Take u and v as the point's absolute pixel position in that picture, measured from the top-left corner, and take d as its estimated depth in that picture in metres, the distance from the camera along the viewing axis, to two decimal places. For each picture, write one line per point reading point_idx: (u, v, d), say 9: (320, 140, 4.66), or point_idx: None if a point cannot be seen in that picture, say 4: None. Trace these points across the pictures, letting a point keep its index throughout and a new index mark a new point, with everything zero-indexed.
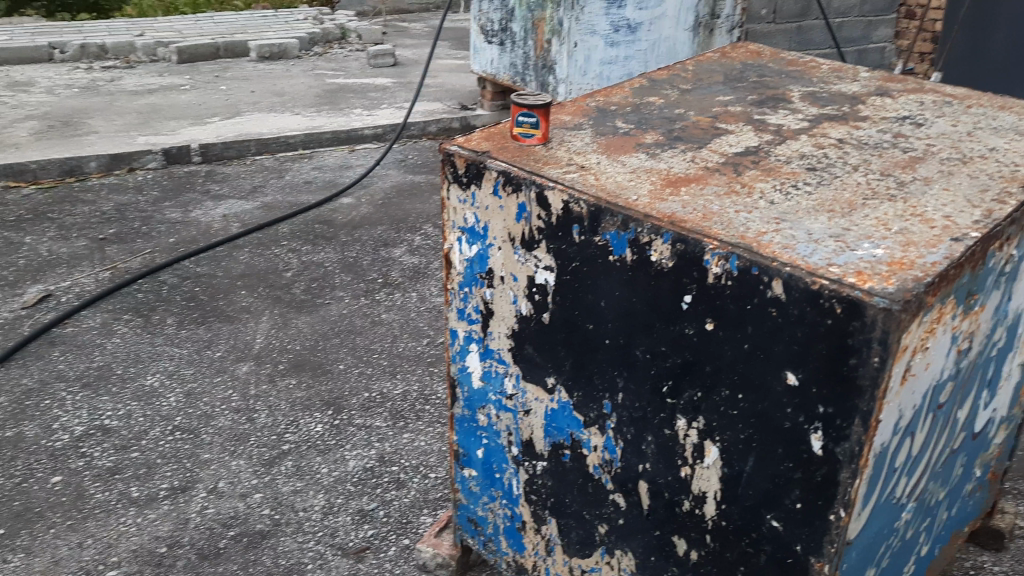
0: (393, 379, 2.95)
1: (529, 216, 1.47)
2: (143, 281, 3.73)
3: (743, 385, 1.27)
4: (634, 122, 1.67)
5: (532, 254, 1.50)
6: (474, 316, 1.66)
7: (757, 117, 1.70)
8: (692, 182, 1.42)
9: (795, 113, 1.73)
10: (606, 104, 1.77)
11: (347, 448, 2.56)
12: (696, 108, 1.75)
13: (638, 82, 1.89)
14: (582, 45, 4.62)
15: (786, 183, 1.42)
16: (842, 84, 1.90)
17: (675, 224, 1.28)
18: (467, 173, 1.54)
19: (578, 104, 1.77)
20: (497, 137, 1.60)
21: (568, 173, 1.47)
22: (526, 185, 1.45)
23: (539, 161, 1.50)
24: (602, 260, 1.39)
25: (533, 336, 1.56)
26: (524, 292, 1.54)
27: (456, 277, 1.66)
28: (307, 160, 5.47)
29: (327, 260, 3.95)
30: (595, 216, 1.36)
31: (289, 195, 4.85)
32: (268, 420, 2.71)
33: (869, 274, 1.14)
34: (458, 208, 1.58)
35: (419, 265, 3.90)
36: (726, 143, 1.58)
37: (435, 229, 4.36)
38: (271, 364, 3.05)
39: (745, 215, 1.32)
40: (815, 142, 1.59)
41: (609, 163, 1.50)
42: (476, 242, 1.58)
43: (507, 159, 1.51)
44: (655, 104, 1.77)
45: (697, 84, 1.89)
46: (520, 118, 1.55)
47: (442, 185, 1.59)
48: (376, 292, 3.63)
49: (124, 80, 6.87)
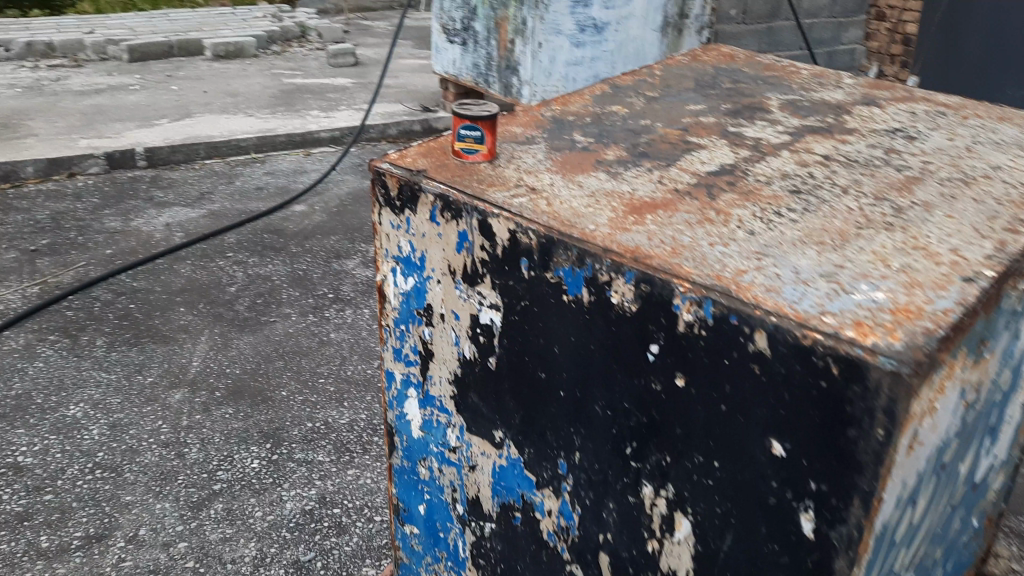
0: (339, 408, 2.72)
1: (471, 247, 1.26)
2: (74, 298, 3.47)
3: (719, 452, 1.07)
4: (594, 135, 1.47)
5: (475, 290, 1.29)
6: (411, 357, 1.45)
7: (731, 130, 1.51)
8: (659, 208, 1.22)
9: (774, 126, 1.53)
10: (563, 114, 1.57)
11: (284, 487, 2.34)
12: (663, 119, 1.55)
13: (599, 89, 1.69)
14: (547, 45, 4.41)
15: (767, 209, 1.22)
16: (824, 92, 1.71)
17: (639, 261, 1.08)
18: (400, 196, 1.32)
19: (531, 114, 1.56)
20: (437, 153, 1.38)
21: (515, 196, 1.26)
22: (466, 210, 1.24)
23: (482, 182, 1.29)
24: (554, 299, 1.18)
25: (478, 382, 1.36)
26: (467, 333, 1.34)
27: (391, 313, 1.44)
28: (259, 164, 5.21)
29: (275, 273, 3.71)
30: (546, 249, 1.16)
31: (238, 202, 4.60)
32: (199, 456, 2.48)
33: (871, 325, 0.94)
34: (391, 235, 1.37)
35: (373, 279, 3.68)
36: (697, 160, 1.39)
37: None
38: (207, 391, 2.81)
39: (720, 249, 1.12)
40: (797, 159, 1.40)
41: (564, 185, 1.29)
42: (412, 274, 1.37)
43: (446, 179, 1.30)
44: (617, 114, 1.57)
45: (666, 91, 1.70)
46: (462, 131, 1.34)
47: (372, 208, 1.37)
48: (325, 309, 3.40)
49: (70, 79, 6.55)
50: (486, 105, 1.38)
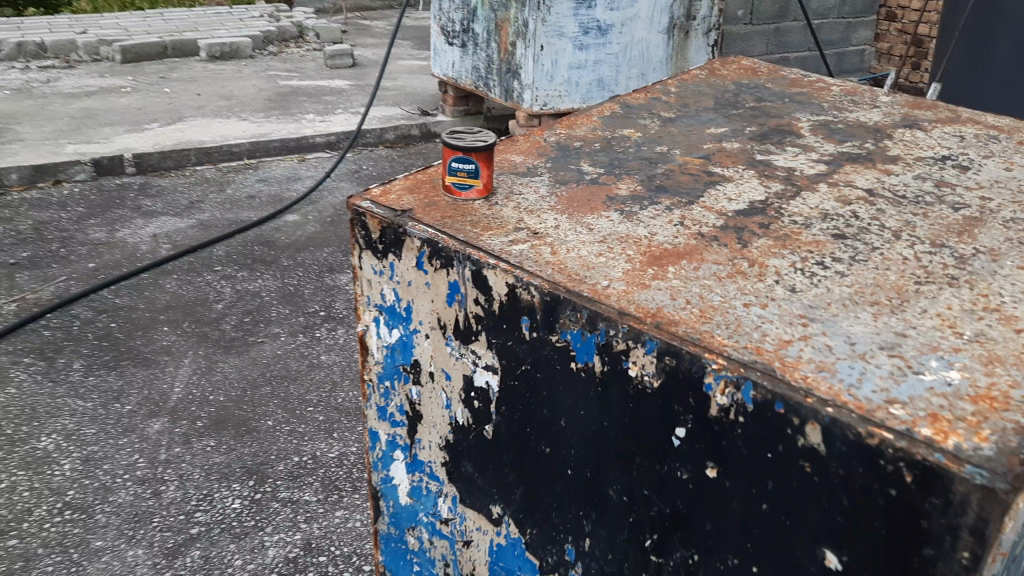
0: (328, 440, 2.55)
1: (464, 300, 1.09)
2: (52, 316, 3.30)
3: (758, 557, 0.90)
4: (604, 165, 1.30)
5: (469, 348, 1.12)
6: (398, 417, 1.28)
7: (759, 158, 1.33)
8: (683, 258, 1.05)
9: (808, 153, 1.36)
10: (569, 139, 1.39)
11: (267, 532, 2.18)
12: (682, 145, 1.37)
13: (608, 109, 1.52)
14: (548, 48, 4.24)
15: (808, 258, 1.05)
16: (860, 111, 1.54)
17: (662, 329, 0.91)
18: (382, 239, 1.15)
19: (533, 139, 1.39)
20: (425, 188, 1.21)
21: (515, 241, 1.08)
22: (458, 259, 1.07)
23: (477, 224, 1.12)
24: (560, 366, 1.01)
25: (473, 451, 1.19)
26: (460, 396, 1.16)
27: (374, 367, 1.27)
28: (252, 171, 5.04)
29: (265, 289, 3.54)
30: (551, 308, 0.99)
31: (228, 212, 4.43)
32: (177, 495, 2.31)
33: (949, 420, 0.77)
34: (373, 282, 1.20)
35: None
36: (723, 196, 1.21)
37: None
38: (188, 421, 2.64)
39: (757, 312, 0.95)
40: (837, 195, 1.22)
41: (571, 227, 1.12)
42: (397, 325, 1.20)
43: (435, 221, 1.13)
44: (630, 139, 1.39)
45: (684, 111, 1.52)
46: (454, 163, 1.16)
47: (351, 250, 1.20)
48: (316, 328, 3.23)
49: (61, 81, 6.37)
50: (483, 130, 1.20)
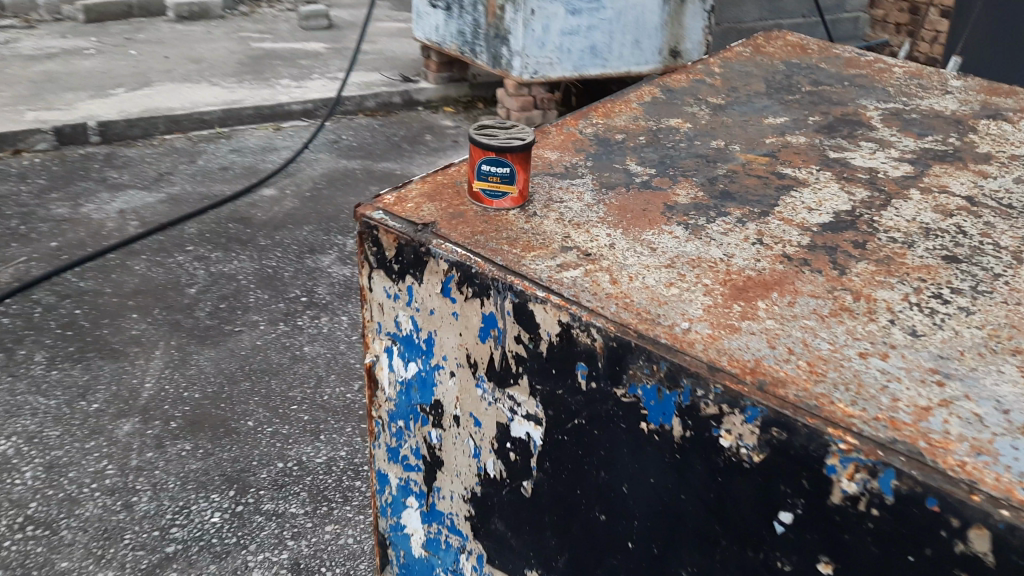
0: (314, 443, 2.36)
1: (502, 336, 0.89)
2: (11, 301, 3.05)
3: None
4: (655, 164, 1.10)
5: (505, 392, 0.93)
6: (413, 461, 1.09)
7: (834, 156, 1.14)
8: (773, 288, 0.86)
9: (886, 150, 1.17)
10: (609, 130, 1.19)
11: (250, 550, 2.00)
12: (740, 139, 1.18)
13: (647, 93, 1.32)
14: (540, 13, 3.92)
15: (921, 289, 0.87)
16: (931, 98, 1.35)
17: (767, 391, 0.72)
18: (399, 258, 0.95)
19: (567, 131, 1.18)
20: (447, 194, 1.01)
21: (564, 264, 0.89)
22: (495, 289, 0.87)
23: (515, 243, 0.92)
24: (625, 425, 0.83)
25: (506, 508, 1.00)
26: (492, 446, 0.98)
27: (384, 403, 1.08)
28: (225, 140, 4.77)
29: (241, 272, 3.32)
30: (617, 356, 0.80)
31: (200, 185, 4.17)
32: (150, 507, 2.12)
33: None
34: (385, 307, 1.00)
35: (352, 279, 3.30)
36: (801, 204, 1.02)
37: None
38: (162, 421, 2.44)
39: (878, 365, 0.76)
40: (934, 203, 1.04)
41: (628, 246, 0.93)
42: (415, 359, 1.01)
43: (465, 237, 0.93)
44: (678, 131, 1.19)
45: (733, 96, 1.32)
46: (485, 166, 0.96)
47: (359, 269, 1.00)
48: (298, 316, 3.02)
49: (19, 42, 6.00)
50: (519, 124, 1.00)
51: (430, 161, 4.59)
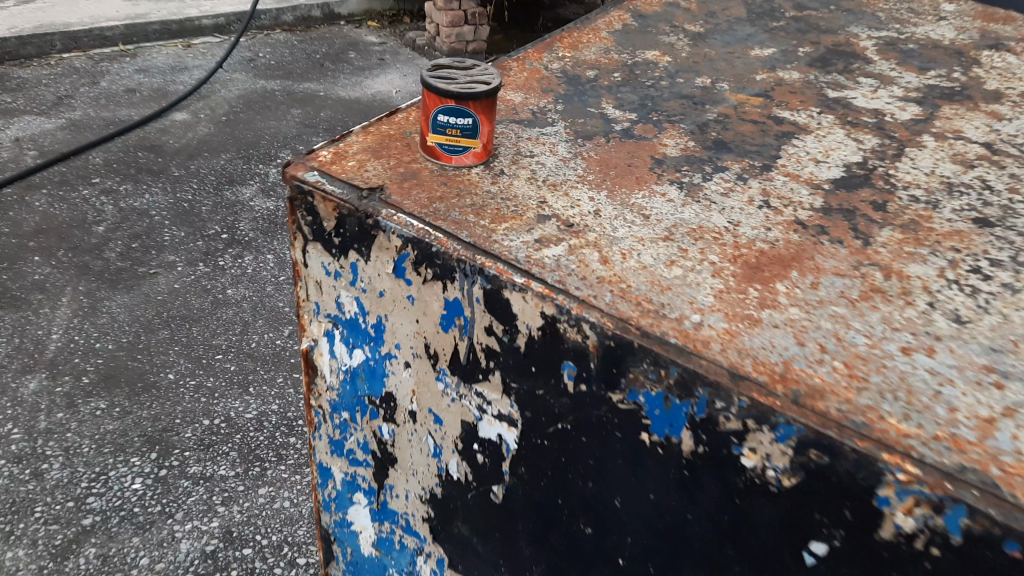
0: (243, 397, 2.21)
1: (469, 325, 0.75)
2: None
3: None
4: (634, 108, 0.96)
5: (472, 389, 0.78)
6: (360, 456, 0.94)
7: (834, 95, 1.01)
8: (791, 266, 0.72)
9: (888, 87, 1.04)
10: (578, 65, 1.04)
11: (176, 519, 1.84)
12: (728, 76, 1.03)
13: (617, 20, 1.16)
14: None
15: (957, 262, 0.74)
16: (925, 25, 1.22)
17: (803, 404, 0.59)
18: (340, 231, 0.79)
19: (529, 67, 1.02)
20: (395, 149, 0.85)
21: (544, 240, 0.74)
22: (462, 272, 0.72)
23: (481, 212, 0.77)
24: (621, 434, 0.69)
25: (471, 513, 0.87)
26: (455, 446, 0.84)
27: (325, 393, 0.93)
28: (129, 59, 4.38)
29: (154, 206, 3.06)
30: (614, 358, 0.66)
31: (103, 109, 3.83)
32: (63, 476, 1.93)
33: None
34: (325, 286, 0.84)
35: (275, 212, 3.11)
36: (805, 155, 0.89)
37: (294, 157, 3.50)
38: (72, 378, 2.23)
39: (926, 364, 0.63)
40: (951, 152, 0.92)
41: (615, 214, 0.78)
42: (361, 345, 0.86)
43: (420, 206, 0.77)
44: (657, 66, 1.04)
45: (712, 24, 1.18)
46: (441, 116, 0.80)
47: (292, 241, 0.84)
48: (218, 255, 2.81)
49: None
50: (482, 66, 0.83)
51: (351, 81, 4.31)
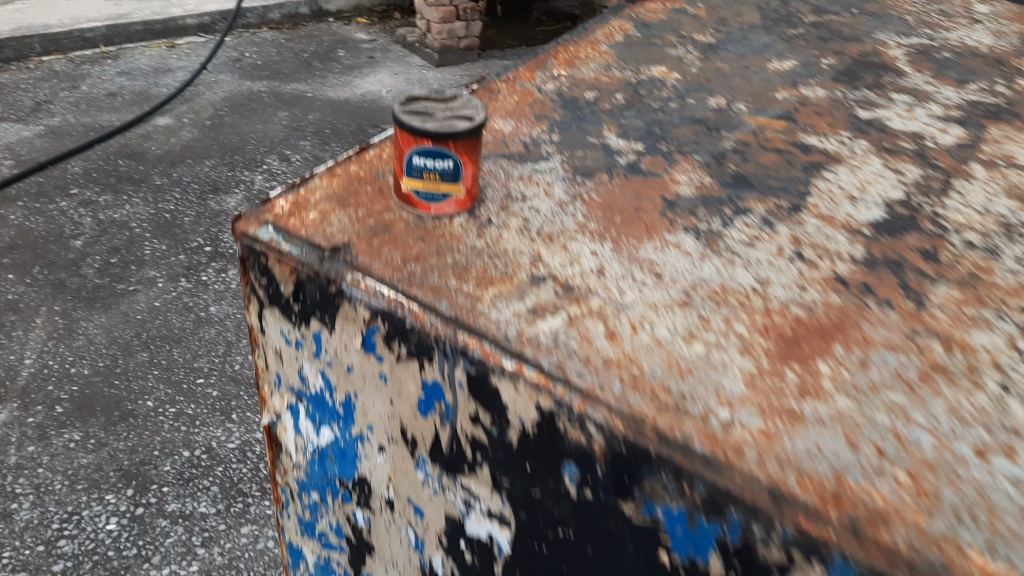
0: (225, 425, 2.10)
1: (452, 411, 0.63)
2: None
3: None
4: (640, 136, 0.84)
5: (458, 482, 0.66)
6: (334, 540, 0.82)
7: (866, 116, 0.89)
8: (833, 339, 0.61)
9: (925, 105, 0.92)
10: (577, 84, 0.92)
11: (153, 564, 1.73)
12: (745, 95, 0.92)
13: (618, 30, 1.05)
14: None
15: None
16: (960, 29, 1.11)
17: (862, 534, 0.47)
18: (299, 297, 0.67)
19: (520, 88, 0.90)
20: (365, 194, 0.73)
21: (538, 310, 0.62)
22: (441, 352, 0.60)
23: (464, 275, 0.65)
24: (636, 550, 0.56)
25: None
26: (439, 541, 0.72)
27: (293, 470, 0.81)
28: (111, 61, 4.20)
29: (135, 218, 2.93)
30: (628, 464, 0.54)
31: (84, 114, 3.67)
32: (32, 517, 1.81)
33: None
34: (286, 356, 0.72)
35: None
36: (838, 190, 0.77)
37: (279, 164, 3.34)
38: (45, 407, 2.11)
39: (1008, 471, 0.52)
40: (1005, 183, 0.80)
41: (623, 274, 0.66)
42: (329, 423, 0.74)
43: (393, 268, 0.65)
44: (664, 84, 0.93)
45: (723, 33, 1.06)
46: (417, 160, 0.68)
47: (246, 305, 0.72)
48: (202, 270, 2.69)
49: None
50: (466, 97, 0.71)
51: (340, 82, 4.15)
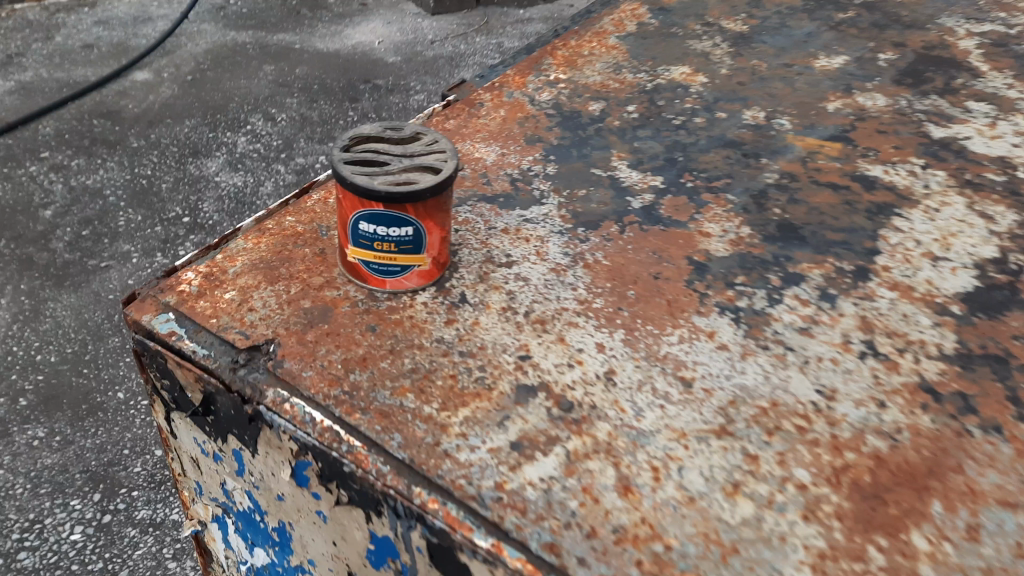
0: None
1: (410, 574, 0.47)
2: None
3: None
4: (656, 163, 0.67)
5: None
6: None
7: (939, 136, 0.71)
8: (929, 493, 0.44)
9: (1010, 117, 0.74)
10: (582, 92, 0.74)
11: None
12: (791, 105, 0.74)
13: (629, 17, 0.85)
14: None
15: None
16: None
17: None
18: (212, 408, 0.51)
19: (506, 98, 0.73)
20: (303, 260, 0.56)
21: (524, 446, 0.45)
22: (392, 509, 0.44)
23: (427, 389, 0.48)
24: None
25: None
26: None
27: None
28: (88, 10, 3.21)
29: (108, 181, 2.08)
30: None
31: (58, 68, 2.66)
32: None
33: None
34: (205, 466, 0.56)
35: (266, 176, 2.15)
36: (916, 243, 0.60)
37: (268, 123, 2.38)
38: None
39: None
40: None
41: (644, 386, 0.49)
42: (262, 546, 0.58)
43: (333, 379, 0.48)
44: (688, 91, 0.75)
45: (757, 19, 0.87)
46: (365, 226, 0.52)
47: (151, 403, 0.56)
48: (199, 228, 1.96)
49: None
50: (434, 138, 0.55)
51: (345, 8, 3.41)
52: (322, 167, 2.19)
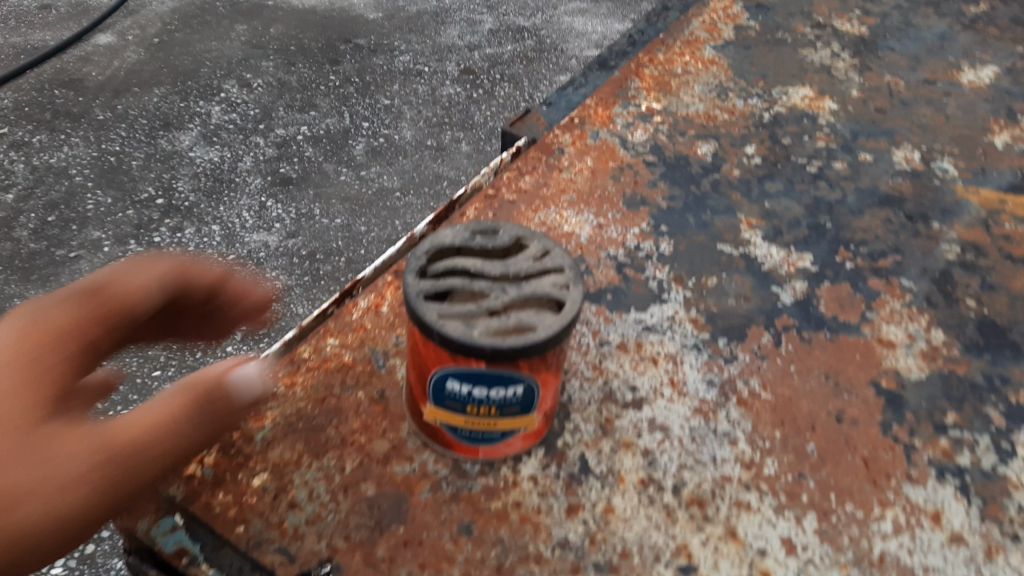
0: None
1: None
2: None
3: None
4: (800, 233, 0.51)
5: None
6: None
7: None
8: None
9: None
10: (688, 130, 0.58)
11: None
12: (951, 140, 0.58)
13: (723, 18, 0.68)
14: None
15: None
16: None
17: None
18: None
19: (592, 140, 0.56)
20: (358, 415, 0.40)
21: None
22: None
23: None
24: None
25: None
26: None
27: None
28: None
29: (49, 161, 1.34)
30: None
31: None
32: None
33: None
34: None
35: (267, 151, 1.42)
36: None
37: (243, 91, 1.55)
38: None
39: None
40: None
41: None
42: None
43: None
44: (816, 123, 0.59)
45: (875, 17, 0.70)
46: (458, 386, 0.36)
47: None
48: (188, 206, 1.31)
49: None
50: (543, 247, 0.39)
51: None
52: (307, 140, 1.44)
